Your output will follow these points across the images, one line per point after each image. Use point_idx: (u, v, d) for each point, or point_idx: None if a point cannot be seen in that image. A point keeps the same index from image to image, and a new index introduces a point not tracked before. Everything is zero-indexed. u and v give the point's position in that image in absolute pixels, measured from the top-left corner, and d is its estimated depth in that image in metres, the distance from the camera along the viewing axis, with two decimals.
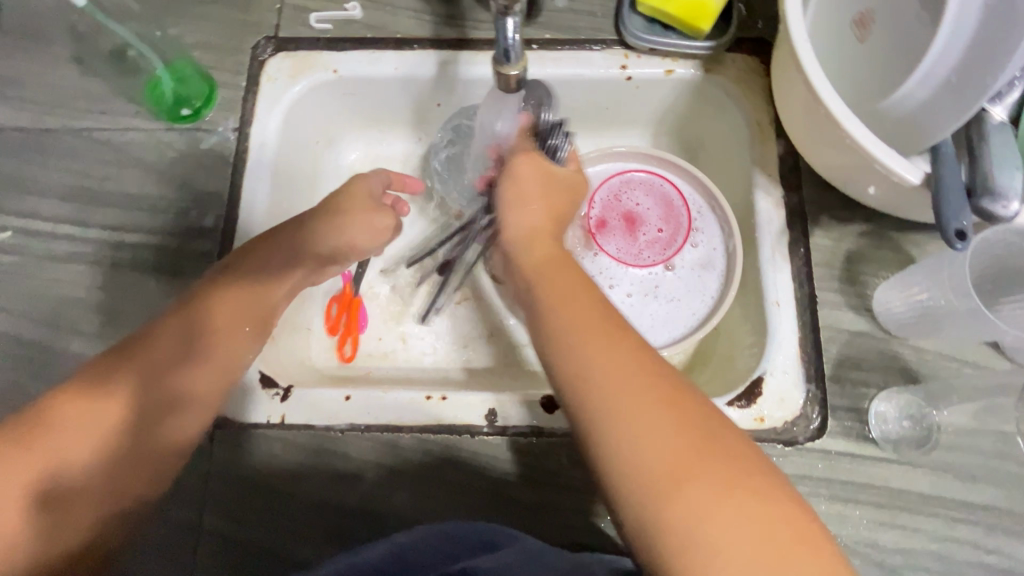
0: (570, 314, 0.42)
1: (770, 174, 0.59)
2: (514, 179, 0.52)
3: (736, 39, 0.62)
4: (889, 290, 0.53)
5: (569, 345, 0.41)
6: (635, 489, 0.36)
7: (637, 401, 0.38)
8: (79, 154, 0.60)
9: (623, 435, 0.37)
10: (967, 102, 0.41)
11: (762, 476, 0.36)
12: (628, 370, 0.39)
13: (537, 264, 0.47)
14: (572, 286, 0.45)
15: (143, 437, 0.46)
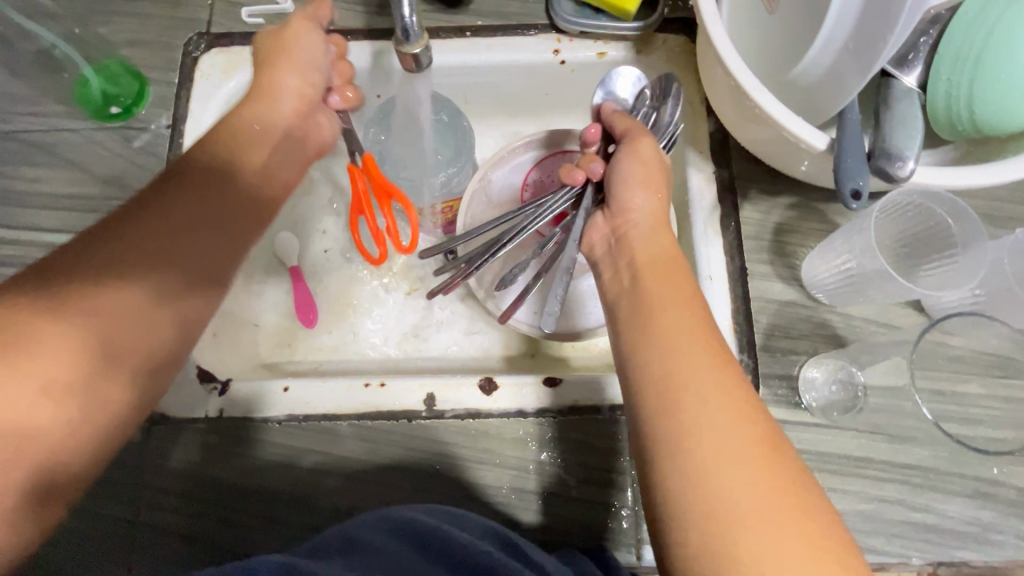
0: (673, 321, 0.40)
1: (701, 150, 0.59)
2: (640, 160, 0.48)
3: (665, 19, 0.63)
4: (814, 259, 0.54)
5: (666, 352, 0.39)
6: (724, 536, 0.33)
7: (738, 434, 0.35)
8: (11, 157, 0.61)
9: (722, 467, 0.34)
10: (866, 66, 0.41)
11: (851, 550, 0.33)
12: (723, 398, 0.36)
13: (642, 263, 0.45)
14: (677, 293, 0.42)
15: (121, 428, 0.42)
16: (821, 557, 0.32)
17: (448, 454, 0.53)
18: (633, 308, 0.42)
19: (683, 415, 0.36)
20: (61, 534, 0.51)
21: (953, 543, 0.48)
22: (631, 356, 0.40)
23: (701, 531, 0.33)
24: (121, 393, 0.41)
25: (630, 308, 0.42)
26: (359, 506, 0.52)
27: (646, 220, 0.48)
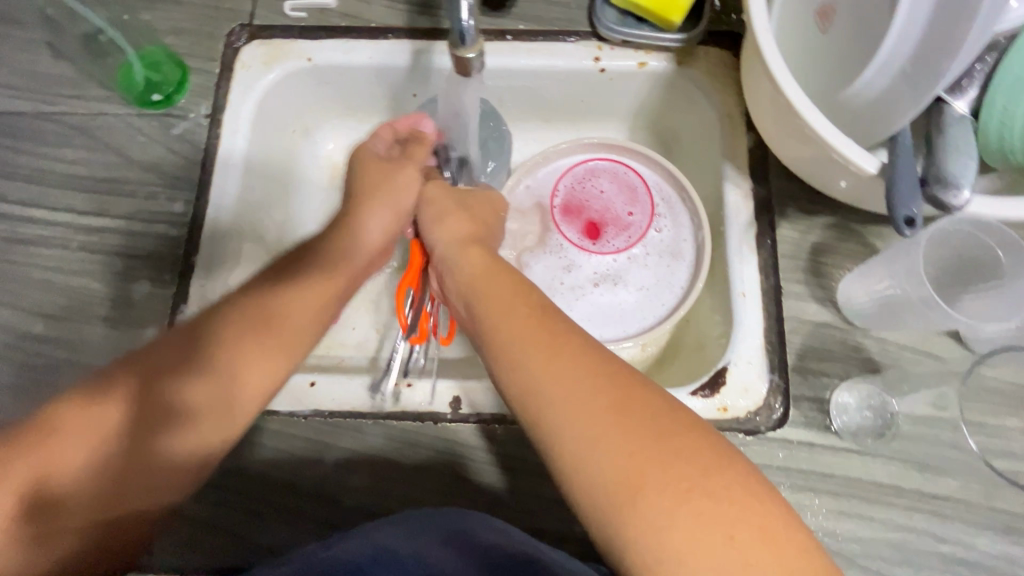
0: (517, 322, 0.42)
1: (739, 166, 0.59)
2: (429, 203, 0.57)
3: (708, 32, 0.62)
4: (852, 282, 0.53)
5: (515, 358, 0.41)
6: (598, 508, 0.35)
7: (584, 408, 0.37)
8: (50, 138, 0.61)
9: (577, 443, 0.37)
10: (923, 91, 0.41)
11: (721, 471, 0.35)
12: (571, 379, 0.39)
13: (476, 278, 0.48)
14: (506, 293, 0.45)
15: (132, 447, 0.44)
16: (691, 495, 0.34)
17: (471, 457, 0.53)
18: (476, 323, 0.46)
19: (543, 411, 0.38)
20: None
21: None
22: (489, 367, 0.43)
23: (597, 513, 0.35)
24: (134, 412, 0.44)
25: (475, 318, 0.46)
26: (379, 505, 0.52)
27: (451, 245, 0.52)
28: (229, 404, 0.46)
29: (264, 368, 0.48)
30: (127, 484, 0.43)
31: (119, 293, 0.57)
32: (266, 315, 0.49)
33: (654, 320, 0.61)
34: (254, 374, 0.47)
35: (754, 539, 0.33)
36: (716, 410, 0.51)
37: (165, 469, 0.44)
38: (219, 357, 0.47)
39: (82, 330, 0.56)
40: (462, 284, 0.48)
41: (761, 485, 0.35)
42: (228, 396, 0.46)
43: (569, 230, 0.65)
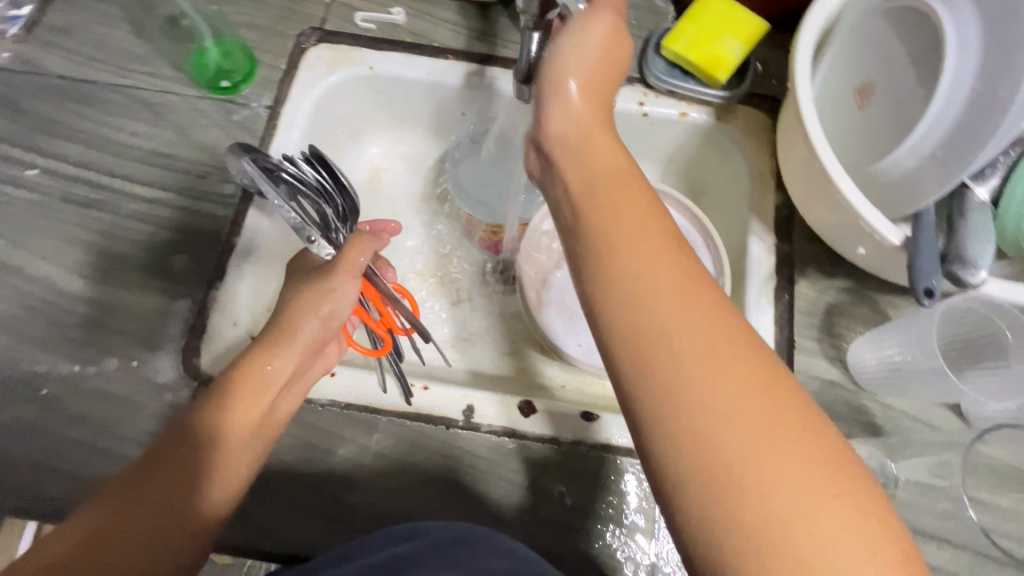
0: (643, 265, 0.36)
1: (764, 221, 0.62)
2: (583, 43, 0.46)
3: (749, 93, 0.66)
4: (862, 345, 0.55)
5: (638, 308, 0.35)
6: (700, 480, 0.30)
7: (716, 371, 0.32)
8: (115, 108, 0.64)
9: (701, 404, 0.31)
10: (949, 175, 0.44)
11: (850, 469, 0.30)
12: (704, 339, 0.33)
13: (598, 176, 0.41)
14: (634, 217, 0.38)
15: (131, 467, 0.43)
16: (824, 481, 0.30)
17: (478, 466, 0.54)
18: (581, 223, 0.40)
19: (661, 367, 0.33)
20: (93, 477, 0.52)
21: None
22: (595, 297, 0.37)
23: (705, 493, 0.30)
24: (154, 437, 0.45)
25: (585, 235, 0.39)
26: (382, 501, 0.52)
27: (576, 130, 0.45)
28: (223, 407, 0.45)
29: (242, 432, 0.45)
30: (117, 502, 0.41)
31: (158, 263, 0.59)
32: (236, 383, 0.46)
33: None
34: (230, 438, 0.44)
35: (871, 529, 0.29)
36: None
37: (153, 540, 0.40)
38: (203, 417, 0.44)
39: (118, 293, 0.57)
40: (579, 183, 0.42)
41: (867, 478, 0.31)
42: (210, 459, 0.43)
43: None
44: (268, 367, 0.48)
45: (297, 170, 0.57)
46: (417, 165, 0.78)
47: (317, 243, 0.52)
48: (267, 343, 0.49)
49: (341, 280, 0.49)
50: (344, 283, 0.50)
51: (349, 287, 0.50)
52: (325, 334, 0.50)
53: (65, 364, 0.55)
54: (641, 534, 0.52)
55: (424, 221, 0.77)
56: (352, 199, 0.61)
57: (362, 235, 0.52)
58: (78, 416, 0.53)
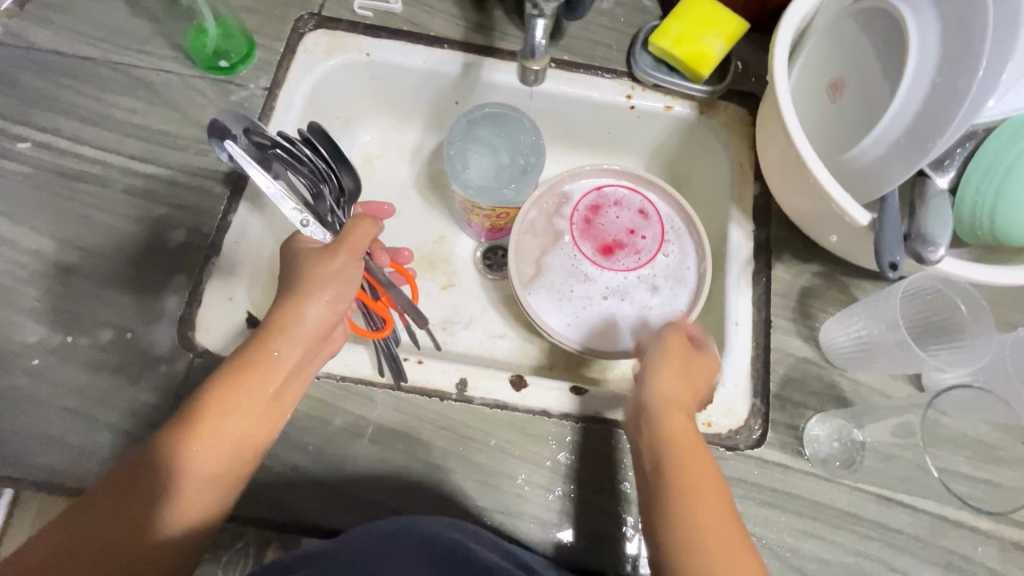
0: (696, 472, 0.46)
1: (743, 209, 0.65)
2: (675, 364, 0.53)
3: (730, 90, 0.70)
4: (832, 325, 0.59)
5: (687, 463, 0.46)
6: None
7: (714, 519, 0.43)
8: (111, 85, 0.64)
9: (700, 540, 0.42)
10: (911, 161, 0.48)
11: None
12: (714, 501, 0.44)
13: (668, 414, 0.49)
14: (683, 383, 0.52)
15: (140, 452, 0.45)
16: None
17: (471, 437, 0.55)
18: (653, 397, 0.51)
19: (686, 504, 0.44)
20: (89, 447, 0.52)
21: None
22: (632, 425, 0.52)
23: None
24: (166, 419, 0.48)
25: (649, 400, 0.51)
26: (378, 470, 0.53)
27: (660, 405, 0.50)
28: (227, 397, 0.47)
29: (245, 422, 0.48)
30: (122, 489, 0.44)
31: (155, 238, 0.59)
32: (241, 370, 0.49)
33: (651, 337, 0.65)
34: (233, 430, 0.47)
35: None
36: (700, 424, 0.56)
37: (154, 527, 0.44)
38: (208, 404, 0.47)
39: (113, 267, 0.58)
40: (653, 392, 0.51)
41: None
42: (211, 445, 0.46)
43: (584, 245, 0.70)
44: (274, 354, 0.49)
45: (292, 147, 0.55)
46: (411, 152, 0.80)
47: (311, 228, 0.53)
48: (272, 329, 0.50)
49: (343, 262, 0.51)
50: (347, 266, 0.51)
51: (352, 269, 0.52)
52: (331, 318, 0.52)
53: (59, 335, 0.55)
54: (628, 501, 0.53)
55: (417, 207, 0.79)
56: (354, 180, 0.60)
57: (359, 218, 0.52)
58: (74, 385, 0.54)
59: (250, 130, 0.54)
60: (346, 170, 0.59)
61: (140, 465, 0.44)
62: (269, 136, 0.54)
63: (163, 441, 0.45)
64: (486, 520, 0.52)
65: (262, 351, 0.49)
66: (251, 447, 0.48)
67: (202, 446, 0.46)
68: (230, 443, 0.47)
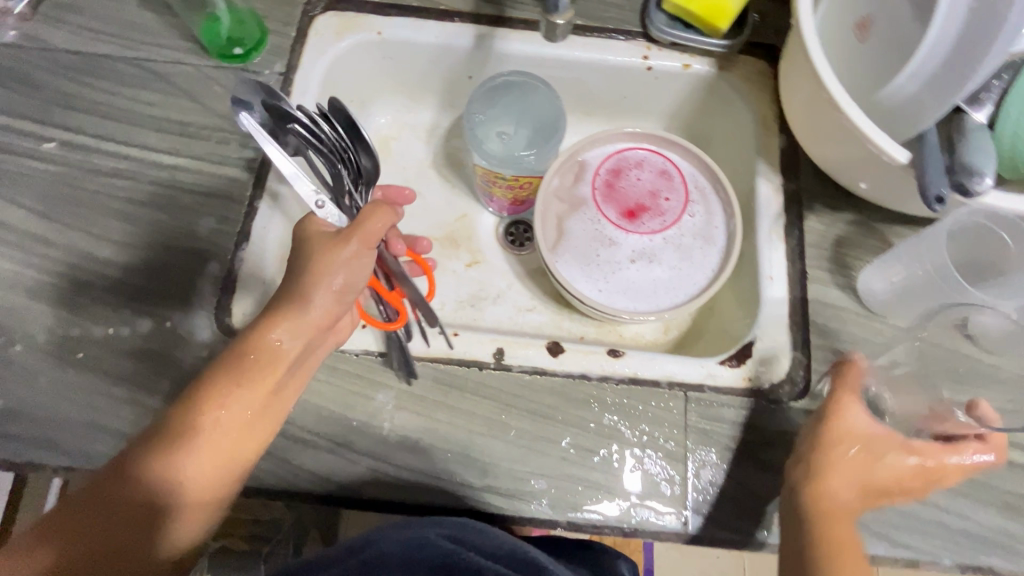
0: (844, 532, 0.48)
1: (771, 162, 0.64)
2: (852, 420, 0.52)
3: (748, 43, 0.68)
4: (871, 273, 0.58)
5: (833, 517, 0.49)
6: None
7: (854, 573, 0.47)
8: (129, 80, 0.65)
9: None
10: (948, 94, 0.47)
11: None
12: (855, 565, 0.47)
13: (846, 457, 0.50)
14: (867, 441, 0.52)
15: (142, 455, 0.45)
16: None
17: (511, 404, 0.55)
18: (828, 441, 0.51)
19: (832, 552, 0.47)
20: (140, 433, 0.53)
21: (983, 550, 0.51)
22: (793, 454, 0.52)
23: None
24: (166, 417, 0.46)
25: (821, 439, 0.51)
26: (424, 442, 0.54)
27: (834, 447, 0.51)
28: (230, 392, 0.47)
29: (246, 411, 0.47)
30: (126, 493, 0.43)
31: (184, 227, 0.59)
32: (244, 358, 0.48)
33: (685, 298, 0.64)
34: (237, 417, 0.47)
35: None
36: (741, 379, 0.56)
37: (153, 510, 0.44)
38: (213, 389, 0.47)
39: (147, 259, 0.58)
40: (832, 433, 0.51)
41: None
42: (218, 441, 0.46)
43: (608, 210, 0.69)
44: (276, 344, 0.48)
45: (311, 122, 0.51)
46: (427, 132, 0.80)
47: (326, 209, 0.50)
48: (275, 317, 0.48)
49: (354, 251, 0.48)
50: (359, 255, 0.48)
51: (364, 258, 0.48)
52: (338, 308, 0.49)
53: (99, 327, 0.56)
54: (674, 458, 0.53)
55: (437, 186, 0.79)
56: (374, 161, 0.56)
57: (377, 206, 0.49)
58: (119, 375, 0.55)
59: (266, 101, 0.50)
60: (364, 149, 0.55)
61: (143, 461, 0.44)
62: (287, 109, 0.50)
63: (167, 426, 0.46)
64: (533, 484, 0.53)
65: (267, 337, 0.48)
66: (252, 441, 0.48)
67: (209, 441, 0.46)
68: (235, 430, 0.47)
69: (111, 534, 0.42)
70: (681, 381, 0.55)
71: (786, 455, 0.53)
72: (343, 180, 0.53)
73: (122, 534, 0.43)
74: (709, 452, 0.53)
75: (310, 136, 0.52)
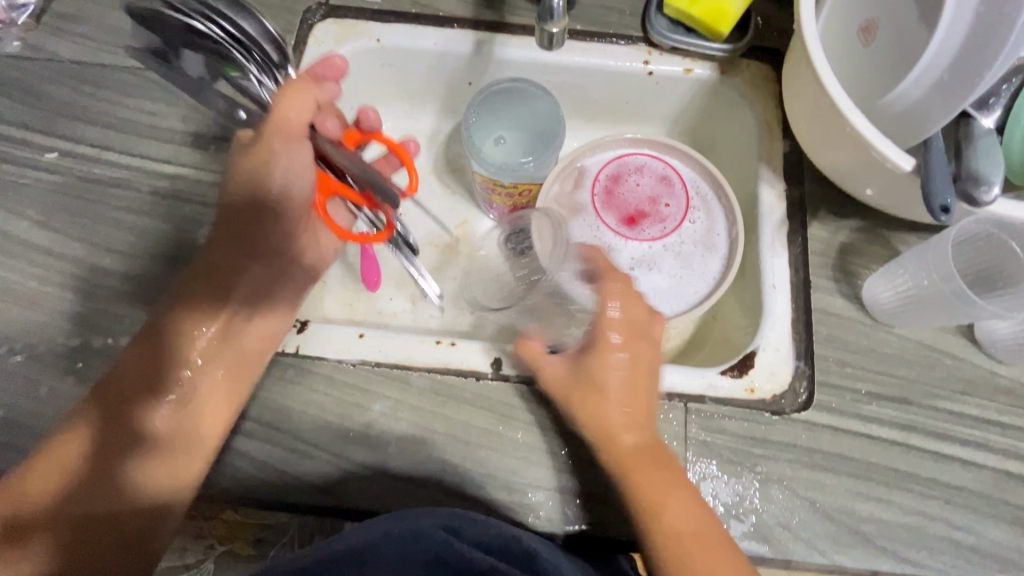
0: (652, 466, 0.49)
1: (774, 168, 0.63)
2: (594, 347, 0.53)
3: (752, 47, 0.67)
4: (877, 281, 0.57)
5: (653, 444, 0.50)
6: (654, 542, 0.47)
7: (661, 489, 0.48)
8: (130, 90, 0.65)
9: (660, 508, 0.48)
10: (956, 99, 0.45)
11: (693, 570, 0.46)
12: (680, 500, 0.48)
13: (617, 380, 0.51)
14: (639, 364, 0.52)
15: (96, 445, 0.49)
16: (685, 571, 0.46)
17: (509, 415, 0.54)
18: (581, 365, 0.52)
19: (657, 481, 0.48)
20: None
21: (990, 567, 0.50)
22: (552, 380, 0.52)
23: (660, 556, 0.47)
24: (103, 412, 0.50)
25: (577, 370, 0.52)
26: (421, 451, 0.53)
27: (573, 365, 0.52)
28: (160, 368, 0.52)
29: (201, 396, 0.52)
30: (96, 478, 0.49)
31: (183, 237, 0.60)
32: (179, 335, 0.53)
33: (686, 306, 0.64)
34: (197, 406, 0.52)
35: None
36: (744, 390, 0.55)
37: (141, 495, 0.50)
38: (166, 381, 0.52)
39: (146, 268, 0.59)
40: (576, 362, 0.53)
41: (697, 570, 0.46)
42: (170, 412, 0.51)
43: (608, 217, 0.68)
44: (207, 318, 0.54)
45: (192, 23, 0.54)
46: (427, 138, 0.79)
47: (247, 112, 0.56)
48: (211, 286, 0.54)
49: (286, 143, 0.50)
50: (287, 155, 0.51)
51: (297, 147, 0.51)
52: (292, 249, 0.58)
53: (99, 337, 0.56)
54: None
55: (437, 192, 0.78)
56: (281, 52, 0.59)
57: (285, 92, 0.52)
58: None
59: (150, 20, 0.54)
60: (258, 31, 0.57)
61: (99, 450, 0.49)
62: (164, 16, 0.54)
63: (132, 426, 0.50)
64: (531, 497, 0.52)
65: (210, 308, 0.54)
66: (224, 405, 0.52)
67: (158, 414, 0.51)
68: (192, 400, 0.52)
69: (106, 516, 0.48)
70: (681, 392, 0.55)
71: (789, 467, 0.52)
72: (254, 73, 0.56)
73: (117, 524, 0.49)
74: (710, 465, 0.52)
75: (200, 39, 0.54)
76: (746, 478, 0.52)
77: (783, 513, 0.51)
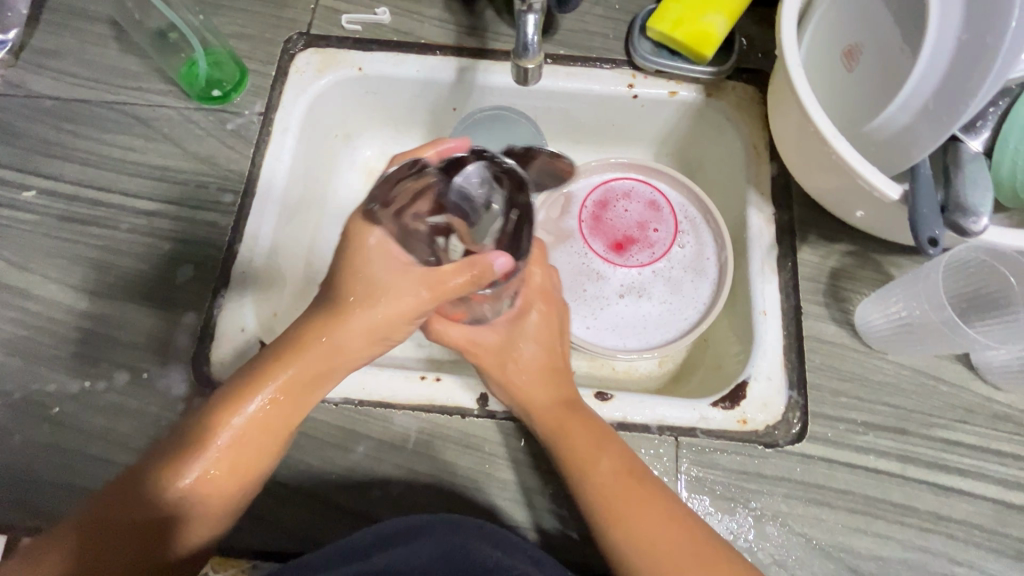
0: (580, 429, 0.50)
1: (762, 193, 0.62)
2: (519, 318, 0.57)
3: (737, 69, 0.67)
4: (869, 307, 0.55)
5: (578, 408, 0.52)
6: (593, 503, 0.47)
7: (588, 449, 0.49)
8: (109, 125, 0.64)
9: (590, 468, 0.48)
10: (943, 127, 0.44)
11: (634, 519, 0.46)
12: (613, 458, 0.49)
13: (541, 348, 0.56)
14: (555, 335, 0.58)
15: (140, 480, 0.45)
16: (626, 518, 0.46)
17: (495, 453, 0.53)
18: (509, 334, 0.56)
19: (581, 439, 0.49)
20: None
21: None
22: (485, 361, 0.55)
23: (600, 519, 0.47)
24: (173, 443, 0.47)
25: (510, 340, 0.56)
26: (406, 493, 0.52)
27: (501, 336, 0.56)
28: (234, 425, 0.47)
29: (257, 419, 0.48)
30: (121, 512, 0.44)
31: (162, 274, 0.59)
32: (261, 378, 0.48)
33: (676, 333, 0.63)
34: (241, 439, 0.47)
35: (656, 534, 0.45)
36: (736, 422, 0.53)
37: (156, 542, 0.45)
38: (221, 402, 0.47)
39: (125, 308, 0.57)
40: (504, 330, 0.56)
41: (638, 523, 0.46)
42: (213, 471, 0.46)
43: (595, 243, 0.67)
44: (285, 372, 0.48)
45: None
46: None
47: None
48: (297, 346, 0.48)
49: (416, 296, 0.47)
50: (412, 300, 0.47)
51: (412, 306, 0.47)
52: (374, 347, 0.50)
53: (76, 381, 0.55)
54: None
55: None
56: None
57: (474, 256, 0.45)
58: (95, 431, 0.54)
59: None
60: None
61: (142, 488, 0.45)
62: None
63: (182, 430, 0.47)
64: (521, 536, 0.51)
65: (367, 349, 0.50)
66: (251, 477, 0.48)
67: (203, 474, 0.46)
68: (242, 457, 0.48)
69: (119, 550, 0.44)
70: (672, 425, 0.53)
71: (783, 501, 0.51)
72: None
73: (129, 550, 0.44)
74: (703, 502, 0.51)
75: None
76: (739, 514, 0.50)
77: (779, 551, 0.49)
